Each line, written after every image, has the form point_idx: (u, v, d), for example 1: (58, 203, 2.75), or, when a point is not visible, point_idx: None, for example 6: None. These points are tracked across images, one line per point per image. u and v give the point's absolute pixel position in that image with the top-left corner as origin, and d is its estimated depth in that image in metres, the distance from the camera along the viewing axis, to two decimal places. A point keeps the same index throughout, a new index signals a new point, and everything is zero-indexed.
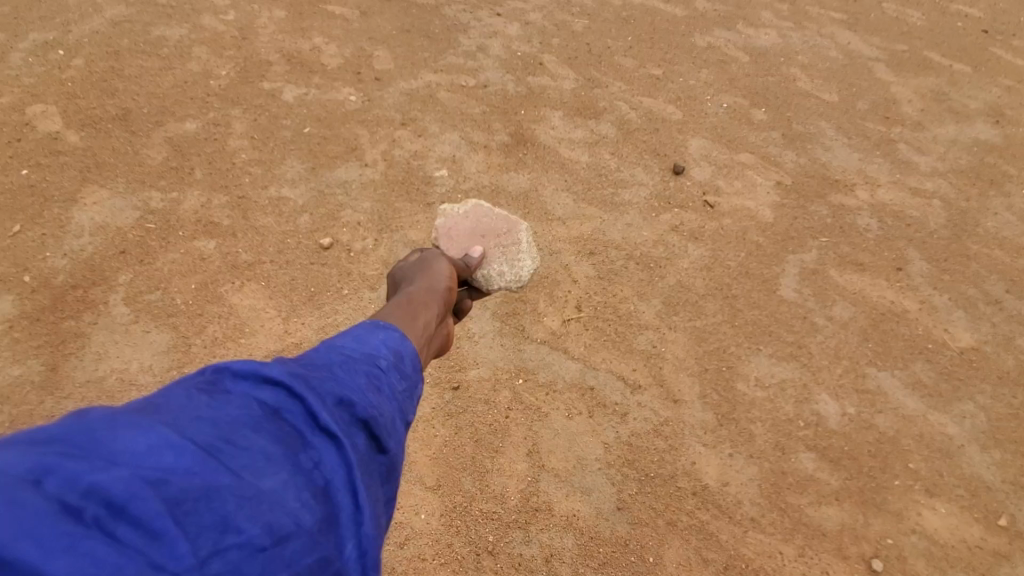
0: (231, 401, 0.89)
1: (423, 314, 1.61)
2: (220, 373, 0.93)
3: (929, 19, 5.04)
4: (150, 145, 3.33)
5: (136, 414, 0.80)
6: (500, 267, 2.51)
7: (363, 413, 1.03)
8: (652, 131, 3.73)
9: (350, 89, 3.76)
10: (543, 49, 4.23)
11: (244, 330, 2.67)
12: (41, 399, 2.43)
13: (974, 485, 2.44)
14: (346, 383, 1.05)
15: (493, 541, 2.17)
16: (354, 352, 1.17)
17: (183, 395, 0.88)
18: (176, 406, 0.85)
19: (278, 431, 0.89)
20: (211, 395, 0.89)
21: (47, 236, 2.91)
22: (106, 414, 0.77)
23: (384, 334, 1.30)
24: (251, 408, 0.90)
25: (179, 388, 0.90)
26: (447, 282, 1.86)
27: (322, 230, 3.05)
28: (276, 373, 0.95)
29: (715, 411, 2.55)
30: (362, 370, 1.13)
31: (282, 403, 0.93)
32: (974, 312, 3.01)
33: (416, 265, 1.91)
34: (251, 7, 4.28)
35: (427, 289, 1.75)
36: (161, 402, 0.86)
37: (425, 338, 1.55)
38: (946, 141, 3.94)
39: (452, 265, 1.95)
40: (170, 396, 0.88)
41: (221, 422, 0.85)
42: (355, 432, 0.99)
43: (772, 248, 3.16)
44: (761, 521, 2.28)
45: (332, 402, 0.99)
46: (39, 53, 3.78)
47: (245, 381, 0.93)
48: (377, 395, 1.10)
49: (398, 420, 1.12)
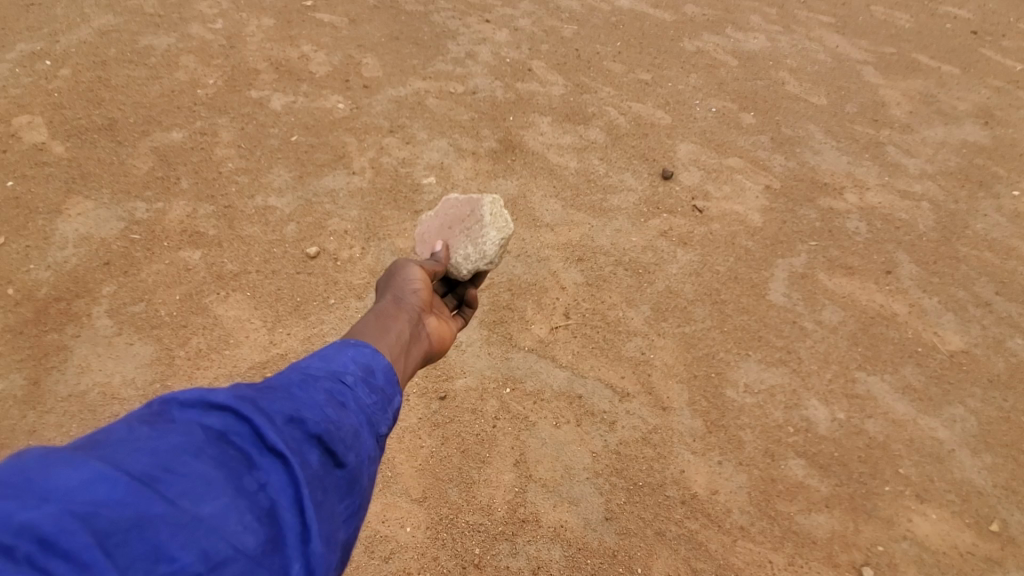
0: (174, 429, 0.86)
1: (395, 325, 1.58)
2: (165, 403, 0.91)
3: (917, 21, 5.06)
4: (136, 155, 3.31)
5: (74, 450, 0.78)
6: (464, 251, 2.13)
7: (318, 428, 1.00)
8: (641, 136, 3.73)
9: (338, 97, 3.75)
10: (532, 55, 4.22)
11: (229, 341, 2.64)
12: (22, 413, 2.39)
13: (965, 489, 2.42)
14: (302, 401, 1.02)
15: (479, 554, 2.14)
16: (315, 370, 1.14)
17: (125, 426, 0.86)
18: (115, 439, 0.83)
19: (222, 455, 0.86)
20: (153, 425, 0.86)
21: (30, 248, 2.88)
22: (41, 451, 0.76)
23: (353, 350, 1.26)
24: (195, 433, 0.87)
25: (123, 421, 0.88)
26: (418, 284, 1.77)
27: (309, 239, 3.02)
28: (222, 396, 0.92)
29: (705, 418, 2.53)
30: (322, 386, 1.09)
31: (228, 425, 0.89)
32: (963, 314, 3.00)
33: (386, 277, 1.82)
34: (239, 15, 4.27)
35: (397, 298, 1.71)
36: (101, 437, 0.84)
37: (400, 349, 1.53)
38: (935, 143, 3.94)
39: (424, 269, 1.84)
40: (112, 431, 0.85)
41: (161, 449, 0.82)
42: (309, 449, 0.96)
43: (761, 253, 3.15)
44: (751, 529, 2.26)
45: (282, 420, 0.96)
46: (25, 63, 3.76)
47: (190, 409, 0.90)
48: (337, 410, 1.06)
49: (363, 432, 1.09)
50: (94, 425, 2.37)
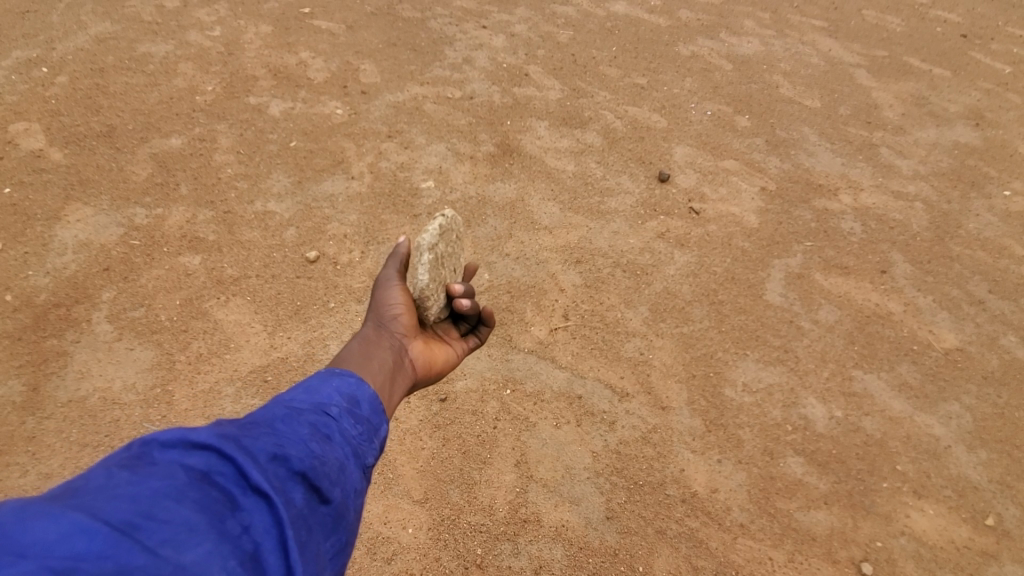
0: (154, 473, 0.80)
1: (378, 353, 1.50)
2: (145, 445, 0.84)
3: (908, 25, 5.13)
4: (135, 161, 3.32)
5: (46, 501, 0.70)
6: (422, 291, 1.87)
7: (302, 465, 0.96)
8: (637, 140, 3.76)
9: (336, 103, 3.77)
10: (528, 60, 4.26)
11: (229, 345, 2.65)
12: (22, 419, 2.39)
13: (961, 485, 2.44)
14: (285, 437, 0.98)
15: (481, 555, 2.15)
16: (299, 403, 1.10)
17: (102, 473, 0.79)
18: (91, 487, 0.76)
19: (206, 497, 0.80)
20: (133, 470, 0.80)
21: (29, 255, 2.89)
22: (11, 504, 0.68)
23: (337, 380, 1.23)
24: (177, 475, 0.80)
25: (98, 467, 0.81)
26: (400, 306, 1.67)
27: (309, 244, 3.04)
28: (205, 435, 0.87)
29: (703, 417, 2.55)
30: (306, 420, 1.06)
31: (212, 465, 0.84)
32: (958, 313, 3.03)
33: (370, 297, 1.71)
34: (237, 23, 4.30)
35: (379, 323, 1.62)
36: (77, 486, 0.76)
37: (385, 376, 1.44)
38: (927, 145, 3.99)
39: (406, 288, 1.72)
40: (88, 477, 0.78)
41: (142, 495, 0.76)
42: (293, 486, 0.92)
43: (758, 254, 3.18)
44: (751, 526, 2.27)
45: (266, 458, 0.91)
46: (23, 70, 3.77)
47: (173, 449, 0.84)
48: (321, 444, 1.03)
49: (349, 466, 1.05)
50: (94, 430, 2.37)
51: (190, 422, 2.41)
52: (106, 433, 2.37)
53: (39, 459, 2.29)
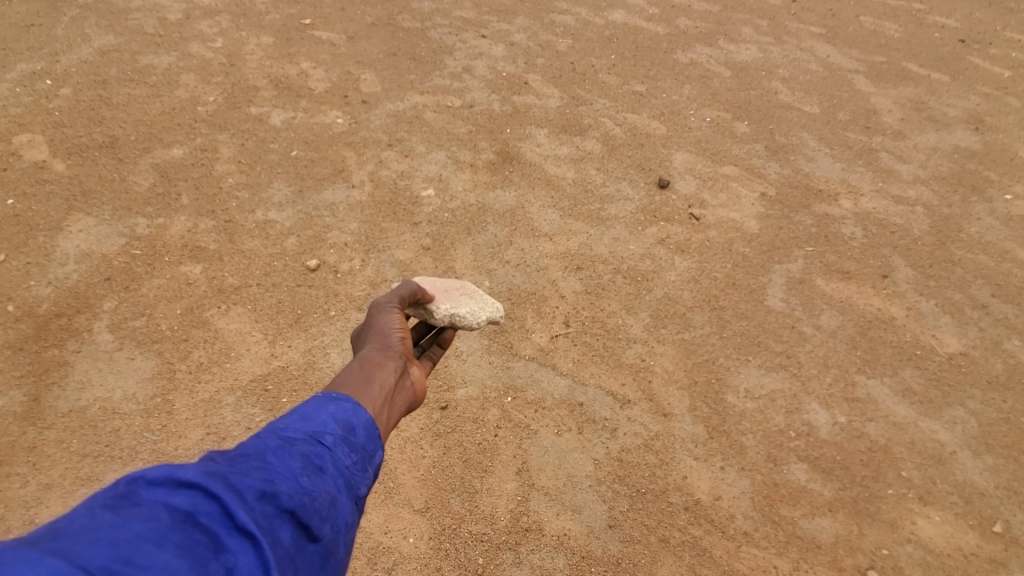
0: (137, 514, 0.79)
1: (379, 375, 1.47)
2: (132, 484, 0.83)
3: (906, 31, 5.15)
4: (137, 171, 3.34)
5: (24, 547, 0.70)
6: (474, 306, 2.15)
7: (291, 502, 0.94)
8: (637, 147, 3.77)
9: (336, 112, 3.80)
10: (527, 69, 4.29)
11: (230, 354, 2.65)
12: (22, 429, 2.39)
13: (968, 491, 2.42)
14: (275, 472, 0.97)
15: (482, 564, 2.13)
16: (293, 433, 1.09)
17: (86, 514, 0.78)
18: (73, 529, 0.75)
19: (188, 540, 0.79)
20: (117, 511, 0.79)
21: (32, 265, 2.90)
22: None
23: (334, 406, 1.21)
24: (159, 517, 0.80)
25: (84, 506, 0.81)
26: (400, 330, 1.66)
27: (309, 252, 3.04)
28: (192, 473, 0.86)
29: (705, 424, 2.53)
30: (299, 451, 1.04)
31: (197, 505, 0.83)
32: (960, 317, 3.02)
33: (364, 324, 1.71)
34: (239, 34, 4.34)
35: (380, 345, 1.59)
36: (60, 528, 0.76)
37: (384, 400, 1.41)
38: (927, 149, 3.99)
39: (402, 315, 1.74)
40: (72, 518, 0.78)
41: (122, 540, 0.75)
42: (280, 524, 0.91)
43: (758, 259, 3.18)
44: (755, 534, 2.25)
45: (254, 496, 0.90)
46: (26, 82, 3.81)
47: (158, 487, 0.83)
48: (313, 478, 1.01)
49: (340, 499, 1.04)
50: (94, 440, 2.36)
51: (190, 432, 2.40)
52: (107, 443, 2.35)
53: (39, 469, 2.28)
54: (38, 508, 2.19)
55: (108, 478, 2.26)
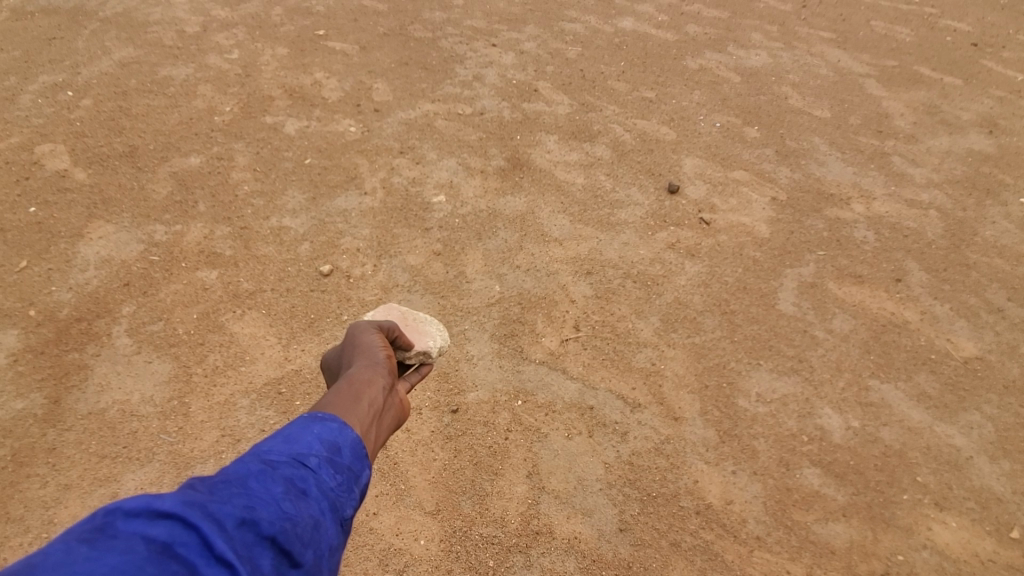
0: (113, 547, 0.79)
1: (368, 392, 1.48)
2: (109, 516, 0.83)
3: (918, 35, 5.13)
4: (156, 180, 3.42)
5: None
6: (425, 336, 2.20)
7: (271, 528, 0.95)
8: (646, 152, 3.79)
9: (349, 121, 3.86)
10: (537, 77, 4.33)
11: (244, 358, 2.69)
12: (42, 431, 2.43)
13: (985, 497, 2.38)
14: (256, 498, 0.98)
15: (493, 567, 2.13)
16: (276, 456, 1.10)
17: (61, 549, 0.78)
18: (49, 563, 0.75)
19: (165, 572, 0.79)
20: (92, 545, 0.79)
21: (53, 271, 2.97)
22: None
23: (319, 427, 1.23)
24: (136, 549, 0.80)
25: (60, 539, 0.80)
26: (384, 349, 1.70)
27: (322, 258, 3.09)
28: (169, 504, 0.86)
29: (717, 428, 2.52)
30: (281, 475, 1.05)
31: (175, 536, 0.83)
32: (975, 321, 2.99)
33: (347, 346, 1.73)
34: (255, 45, 4.44)
35: (366, 363, 1.61)
36: (34, 563, 0.76)
37: (372, 418, 1.42)
38: (940, 153, 3.97)
39: (383, 336, 1.79)
40: (49, 551, 0.78)
41: None
42: (260, 552, 0.92)
43: (769, 263, 3.17)
44: (767, 539, 2.23)
45: (233, 524, 0.91)
46: (48, 94, 3.92)
47: (136, 519, 0.83)
48: (295, 502, 1.02)
49: (324, 522, 1.06)
50: (112, 441, 2.41)
51: (206, 434, 2.44)
52: (125, 445, 2.40)
53: (58, 470, 2.32)
54: (57, 508, 2.23)
55: (126, 479, 2.31)
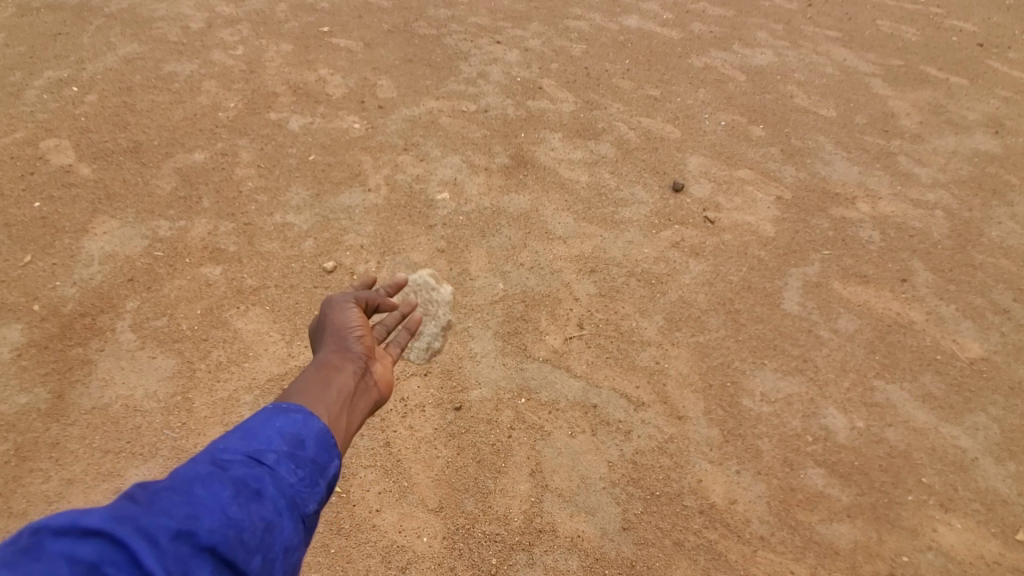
0: (37, 568, 0.81)
1: (337, 380, 1.53)
2: (39, 533, 0.85)
3: (924, 34, 5.10)
4: (160, 175, 3.42)
5: None
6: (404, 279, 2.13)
7: (212, 536, 0.95)
8: (651, 150, 3.77)
9: (353, 117, 3.85)
10: (542, 74, 4.32)
11: (248, 354, 2.69)
12: (46, 426, 2.43)
13: (990, 498, 2.37)
14: (199, 505, 0.98)
15: (496, 564, 2.13)
16: (231, 455, 1.11)
17: None
18: None
19: None
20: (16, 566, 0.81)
21: (57, 267, 2.97)
22: None
23: (282, 421, 1.24)
24: (58, 570, 0.81)
25: None
26: (359, 329, 1.72)
27: (326, 254, 3.09)
28: (97, 522, 0.87)
29: (721, 428, 2.51)
30: (231, 478, 1.05)
31: (100, 557, 0.84)
32: (981, 322, 2.97)
33: (324, 324, 1.77)
34: (259, 42, 4.43)
35: (339, 349, 1.65)
36: None
37: (342, 405, 1.47)
38: (946, 153, 3.94)
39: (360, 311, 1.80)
40: None
41: None
42: (198, 561, 0.92)
43: (774, 263, 3.15)
44: (771, 539, 2.22)
45: (168, 536, 0.91)
46: (53, 89, 3.92)
47: (64, 538, 0.85)
48: (242, 507, 1.02)
49: (279, 523, 1.05)
50: (116, 436, 2.41)
51: (210, 430, 2.44)
52: (128, 440, 2.40)
53: (61, 465, 2.32)
54: (61, 503, 2.23)
55: (129, 474, 2.31)
